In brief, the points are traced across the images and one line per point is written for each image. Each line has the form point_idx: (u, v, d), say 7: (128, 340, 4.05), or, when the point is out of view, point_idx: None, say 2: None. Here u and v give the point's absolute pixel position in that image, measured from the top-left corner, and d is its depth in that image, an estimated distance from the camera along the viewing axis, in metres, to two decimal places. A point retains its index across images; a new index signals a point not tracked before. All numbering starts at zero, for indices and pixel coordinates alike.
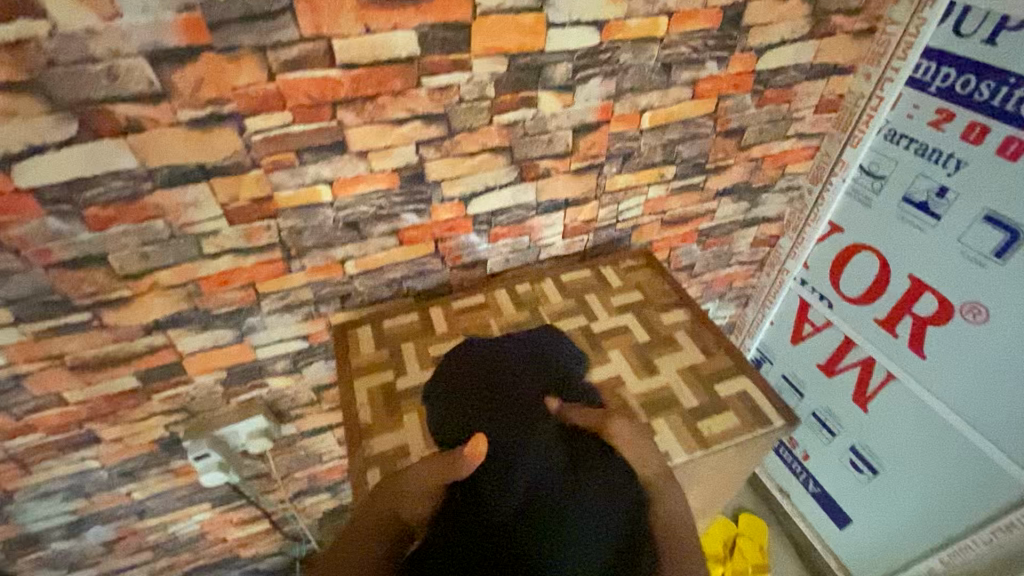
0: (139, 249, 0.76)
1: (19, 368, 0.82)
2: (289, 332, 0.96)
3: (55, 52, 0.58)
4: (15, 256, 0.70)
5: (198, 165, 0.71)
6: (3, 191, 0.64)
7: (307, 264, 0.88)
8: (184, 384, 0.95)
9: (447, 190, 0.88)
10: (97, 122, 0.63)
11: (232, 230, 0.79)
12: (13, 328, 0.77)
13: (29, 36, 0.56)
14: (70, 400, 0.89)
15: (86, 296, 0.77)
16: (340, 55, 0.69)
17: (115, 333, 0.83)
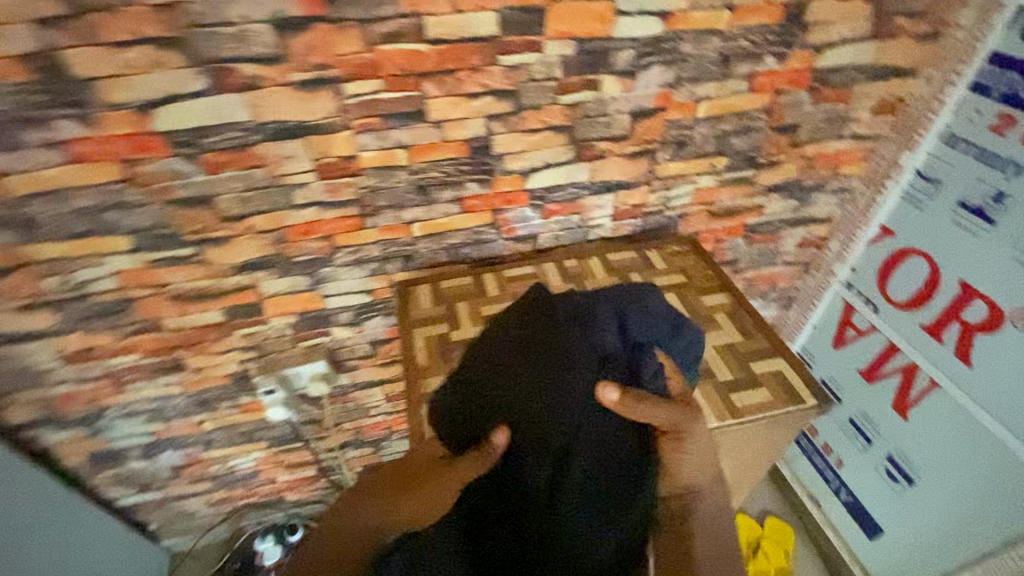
0: (241, 194, 0.86)
1: (128, 293, 0.93)
2: (355, 285, 1.05)
3: (199, 14, 0.68)
4: (142, 191, 0.81)
5: (299, 122, 0.81)
6: (141, 131, 0.75)
7: (379, 223, 0.97)
8: (260, 324, 1.05)
9: (511, 164, 0.95)
10: (223, 77, 0.74)
11: (319, 185, 0.89)
12: (129, 257, 0.88)
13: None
14: (165, 329, 1.00)
15: (191, 234, 0.88)
16: (430, 31, 0.77)
17: (210, 271, 0.94)
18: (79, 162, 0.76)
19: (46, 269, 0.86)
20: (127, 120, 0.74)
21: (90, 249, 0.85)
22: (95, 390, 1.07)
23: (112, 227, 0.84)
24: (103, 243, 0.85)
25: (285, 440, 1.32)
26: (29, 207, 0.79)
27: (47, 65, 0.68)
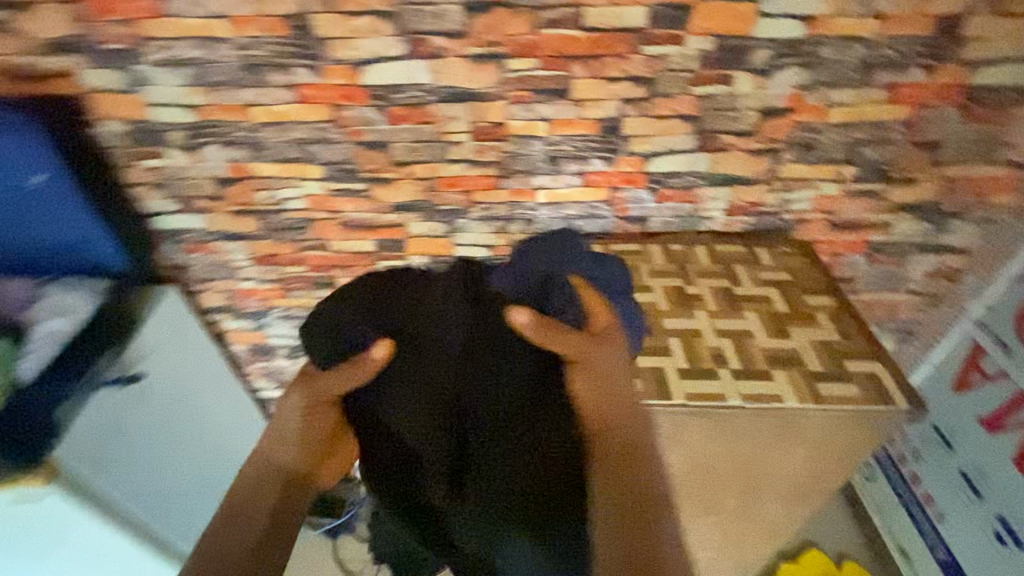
0: (409, 145, 1.04)
1: (310, 215, 1.17)
2: (481, 239, 1.20)
3: None
4: (339, 131, 1.02)
5: (466, 89, 0.96)
6: (350, 82, 0.96)
7: (511, 185, 1.10)
8: (400, 258, 1.25)
9: (637, 147, 1.05)
10: (417, 46, 0.91)
11: (469, 145, 1.04)
12: (318, 184, 1.11)
13: None
14: (328, 249, 1.24)
15: (366, 172, 1.09)
16: (587, 20, 0.89)
17: (373, 205, 1.15)
18: (302, 102, 0.98)
19: (260, 185, 1.11)
20: (344, 73, 0.95)
21: (293, 173, 1.09)
22: (267, 292, 1.34)
23: (312, 157, 1.07)
24: (303, 170, 1.09)
25: None
26: (261, 133, 1.03)
27: (299, 25, 0.89)
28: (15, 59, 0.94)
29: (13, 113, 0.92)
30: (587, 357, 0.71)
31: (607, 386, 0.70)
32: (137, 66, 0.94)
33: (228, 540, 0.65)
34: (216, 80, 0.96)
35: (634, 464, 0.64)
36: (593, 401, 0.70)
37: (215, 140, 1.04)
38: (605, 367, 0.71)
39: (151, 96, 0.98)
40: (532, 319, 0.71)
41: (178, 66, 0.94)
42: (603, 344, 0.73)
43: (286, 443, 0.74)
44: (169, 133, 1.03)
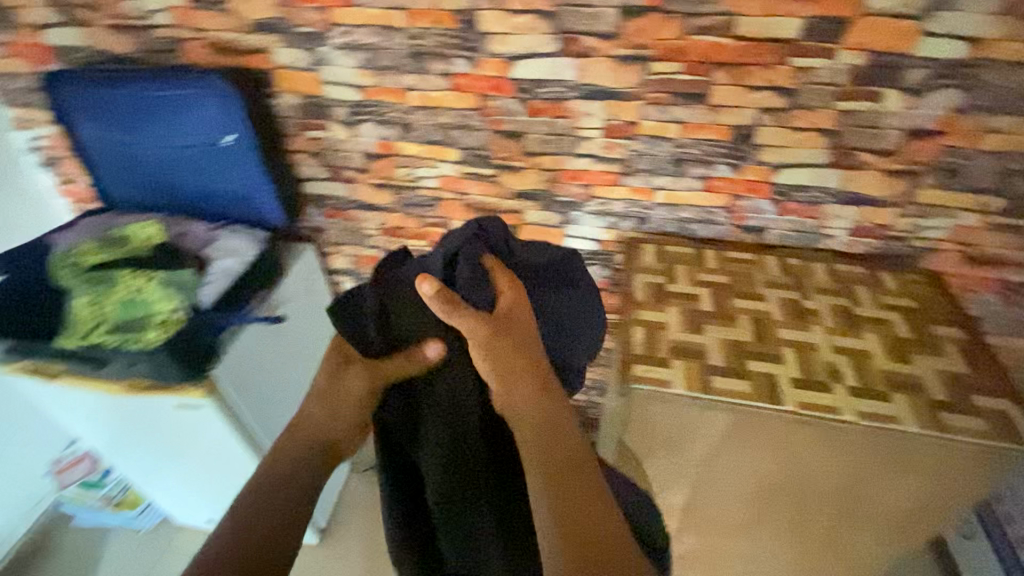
0: (543, 136, 1.10)
1: (439, 194, 1.27)
2: (593, 233, 1.24)
3: None
4: (482, 118, 1.11)
5: (608, 88, 1.02)
6: (501, 74, 1.04)
7: (632, 183, 1.14)
8: None
9: (766, 156, 1.06)
10: (570, 45, 0.98)
11: (600, 142, 1.09)
12: (452, 166, 1.20)
13: None
14: (449, 228, 1.33)
15: (498, 158, 1.16)
16: (739, 29, 0.92)
17: (498, 190, 1.22)
18: (455, 90, 1.08)
19: (402, 162, 1.23)
20: (497, 66, 1.03)
21: (433, 154, 1.19)
22: None
23: (453, 141, 1.16)
24: (442, 152, 1.18)
25: None
26: (412, 115, 1.14)
27: (466, 19, 0.98)
28: (225, 36, 1.11)
29: (224, 83, 1.07)
30: (499, 351, 0.70)
31: (497, 353, 0.70)
32: (321, 48, 1.08)
33: (259, 531, 0.60)
34: (384, 65, 1.07)
35: (568, 478, 0.60)
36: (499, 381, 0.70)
37: (371, 118, 1.16)
38: (520, 362, 0.70)
39: (327, 75, 1.11)
40: (437, 290, 0.69)
41: (354, 50, 1.06)
42: (521, 335, 0.72)
43: (339, 418, 0.75)
44: (334, 108, 1.17)
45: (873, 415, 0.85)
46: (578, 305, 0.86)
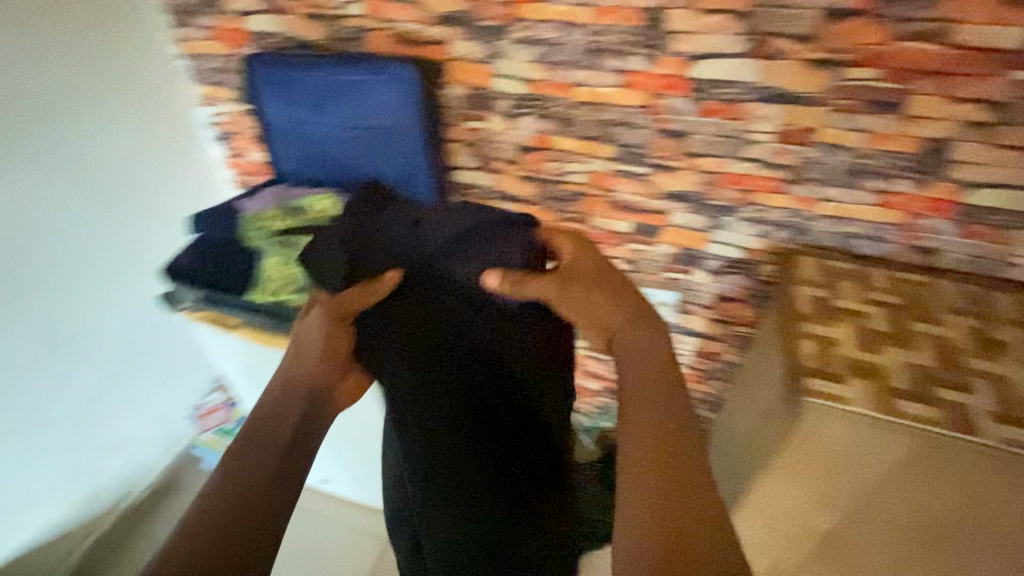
0: (710, 137, 1.09)
1: (584, 190, 1.27)
2: (741, 240, 1.21)
3: None
4: (648, 116, 1.10)
5: (792, 92, 1.00)
6: (679, 73, 1.04)
7: (797, 192, 1.10)
8: (651, 245, 1.30)
9: (959, 173, 0.98)
10: (760, 46, 0.97)
11: (770, 147, 1.07)
12: (604, 163, 1.20)
13: None
14: (586, 225, 1.33)
15: (655, 158, 1.15)
16: (954, 37, 0.87)
17: (648, 190, 1.21)
18: (626, 87, 1.08)
19: (553, 156, 1.24)
20: (677, 65, 1.03)
21: (588, 150, 1.20)
22: None
23: (611, 138, 1.16)
24: (598, 148, 1.18)
25: None
26: (575, 111, 1.16)
27: (655, 18, 0.99)
28: (407, 27, 1.18)
29: (405, 70, 1.17)
30: (585, 297, 0.83)
31: (574, 301, 0.83)
32: (500, 41, 1.12)
33: (227, 492, 0.69)
34: (558, 60, 1.10)
35: (672, 447, 0.67)
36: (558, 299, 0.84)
37: (532, 111, 1.19)
38: (591, 291, 0.83)
39: (500, 67, 1.15)
40: (501, 280, 0.85)
41: (531, 44, 1.10)
42: (582, 284, 0.84)
43: (288, 414, 0.78)
44: (497, 100, 1.21)
45: (999, 436, 0.89)
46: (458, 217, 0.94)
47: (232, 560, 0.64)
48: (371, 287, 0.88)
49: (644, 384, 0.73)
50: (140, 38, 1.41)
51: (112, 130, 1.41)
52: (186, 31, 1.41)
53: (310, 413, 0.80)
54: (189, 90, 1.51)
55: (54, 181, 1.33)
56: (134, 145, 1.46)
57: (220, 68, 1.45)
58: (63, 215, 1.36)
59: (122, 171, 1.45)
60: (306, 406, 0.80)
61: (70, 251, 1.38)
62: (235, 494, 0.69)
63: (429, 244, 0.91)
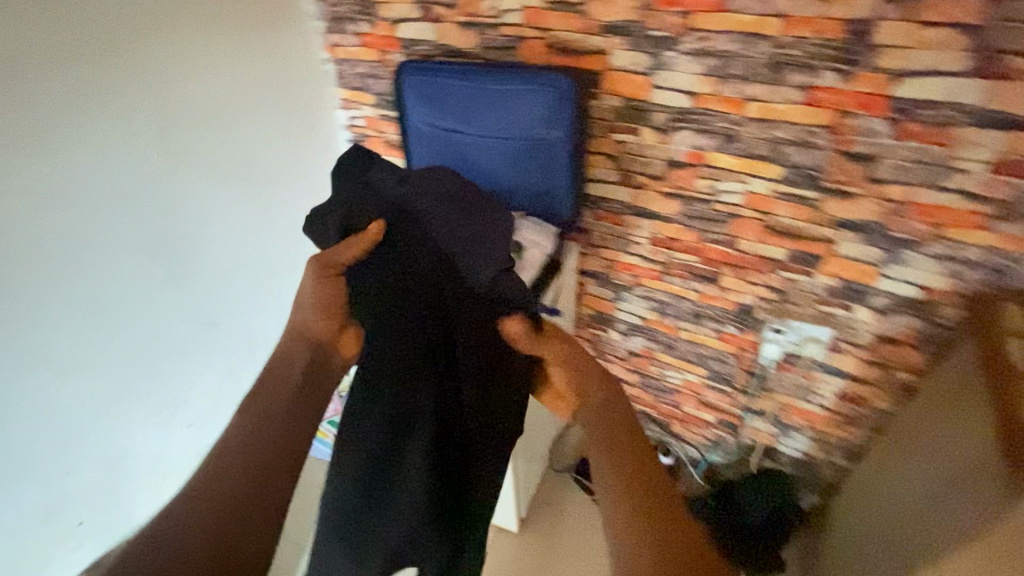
0: (903, 163, 0.98)
1: (737, 212, 1.18)
2: (920, 278, 1.08)
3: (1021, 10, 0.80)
4: (831, 138, 1.00)
5: (1020, 118, 0.87)
6: (878, 92, 0.93)
7: (1004, 229, 0.97)
8: (806, 274, 1.19)
9: None
10: (988, 66, 0.85)
11: (979, 177, 0.94)
12: (768, 184, 1.11)
13: None
14: (733, 248, 1.24)
15: (830, 182, 1.05)
16: None
17: (814, 217, 1.11)
18: (809, 105, 0.99)
19: (708, 173, 1.16)
20: (877, 83, 0.92)
21: (750, 169, 1.11)
22: (645, 271, 1.42)
23: (781, 158, 1.07)
24: (762, 167, 1.10)
25: (722, 379, 1.51)
26: (742, 128, 1.07)
27: (859, 30, 0.89)
28: (566, 36, 1.14)
29: (568, 84, 1.11)
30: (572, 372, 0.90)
31: (582, 372, 0.90)
32: (668, 53, 1.05)
33: (219, 490, 0.74)
34: (732, 73, 1.02)
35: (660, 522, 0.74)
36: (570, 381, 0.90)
37: (692, 127, 1.12)
38: (585, 366, 0.90)
39: (662, 79, 1.09)
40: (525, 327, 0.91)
41: (704, 56, 1.02)
42: (583, 361, 0.91)
43: (283, 378, 0.86)
44: (654, 113, 1.14)
45: None
46: (483, 223, 0.95)
47: (231, 535, 0.71)
48: (369, 235, 0.91)
49: (616, 442, 0.82)
50: (298, 41, 1.46)
51: (274, 130, 1.47)
52: (336, 36, 1.46)
53: (309, 381, 0.87)
54: (334, 89, 1.58)
55: (231, 180, 1.40)
56: (288, 144, 1.52)
57: (364, 73, 1.49)
58: (237, 211, 1.44)
59: (280, 169, 1.52)
60: (308, 364, 0.88)
61: (239, 244, 1.47)
62: (241, 469, 0.76)
63: (430, 211, 0.93)
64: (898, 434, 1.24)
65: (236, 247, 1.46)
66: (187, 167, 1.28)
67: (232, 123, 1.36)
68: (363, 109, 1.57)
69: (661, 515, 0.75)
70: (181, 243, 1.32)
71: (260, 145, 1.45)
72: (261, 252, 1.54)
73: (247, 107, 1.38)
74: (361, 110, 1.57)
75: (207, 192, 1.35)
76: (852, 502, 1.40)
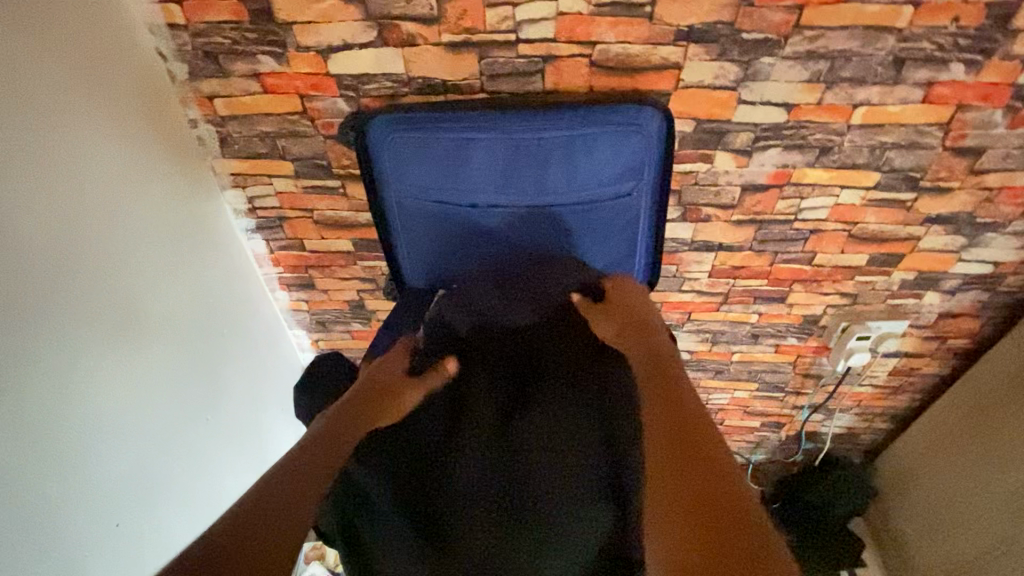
0: (1007, 151, 0.90)
1: (821, 227, 1.04)
2: (998, 255, 1.05)
3: None
4: (941, 135, 0.89)
5: None
6: (1001, 82, 0.81)
7: None
8: (883, 275, 1.11)
9: None
10: None
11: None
12: (860, 193, 0.98)
13: None
14: (809, 264, 1.11)
15: (930, 180, 0.95)
16: None
17: (905, 218, 1.01)
18: (924, 103, 0.85)
19: (792, 193, 0.99)
20: (1004, 71, 0.80)
21: (844, 180, 0.96)
22: (699, 305, 1.23)
23: (881, 163, 0.93)
24: (857, 176, 0.95)
25: (772, 388, 1.43)
26: (843, 137, 0.90)
27: (1002, 13, 0.75)
28: (619, 49, 0.83)
29: (654, 120, 0.82)
30: (642, 330, 0.76)
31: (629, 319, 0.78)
32: (763, 59, 0.82)
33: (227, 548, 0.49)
34: (843, 76, 0.83)
35: (682, 484, 0.52)
36: (637, 334, 0.75)
37: (781, 143, 0.92)
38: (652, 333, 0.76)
39: (752, 93, 0.86)
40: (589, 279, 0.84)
41: (812, 59, 0.81)
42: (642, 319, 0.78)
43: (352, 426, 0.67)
44: (734, 134, 0.91)
45: None
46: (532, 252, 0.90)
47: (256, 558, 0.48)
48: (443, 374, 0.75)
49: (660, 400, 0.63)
50: (138, 100, 0.87)
51: (154, 248, 0.92)
52: (212, 83, 0.91)
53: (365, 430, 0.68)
54: (215, 162, 1.03)
55: (113, 350, 0.85)
56: (176, 259, 0.97)
57: (273, 132, 0.97)
58: (143, 386, 0.91)
59: (180, 299, 0.98)
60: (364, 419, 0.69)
61: (156, 432, 0.95)
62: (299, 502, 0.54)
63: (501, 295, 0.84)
64: (963, 399, 1.24)
65: (150, 445, 0.93)
66: (43, 377, 0.74)
67: (83, 275, 0.79)
68: (275, 183, 1.05)
69: (686, 453, 0.55)
70: (52, 488, 0.77)
71: (143, 284, 0.90)
72: (184, 425, 1.01)
73: (98, 241, 0.81)
74: (273, 185, 1.05)
75: (82, 398, 0.80)
76: (912, 466, 1.39)
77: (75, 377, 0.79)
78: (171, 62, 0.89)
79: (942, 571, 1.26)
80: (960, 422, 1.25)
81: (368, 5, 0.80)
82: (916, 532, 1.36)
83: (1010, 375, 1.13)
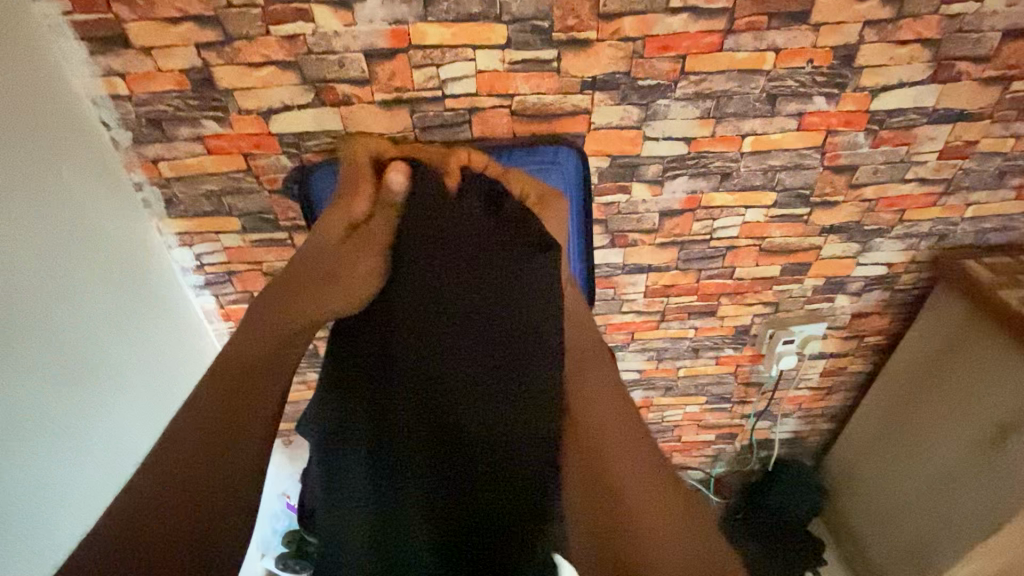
0: (875, 166, 1.04)
1: (734, 243, 1.15)
2: (888, 257, 1.19)
3: (966, 23, 0.88)
4: (820, 156, 1.02)
5: (962, 110, 0.97)
6: (857, 109, 0.96)
7: (949, 202, 1.10)
8: (797, 281, 1.23)
9: None
10: (942, 72, 0.93)
11: (932, 165, 1.04)
12: (762, 211, 1.10)
13: (963, 12, 0.87)
14: (730, 278, 1.21)
15: (819, 196, 1.08)
16: None
17: (805, 229, 1.13)
18: (800, 130, 0.99)
19: (704, 215, 1.10)
20: (858, 100, 0.95)
21: (747, 201, 1.08)
22: (640, 324, 1.29)
23: (775, 184, 1.06)
24: (757, 197, 1.08)
25: (720, 399, 1.47)
26: (738, 163, 1.03)
27: (846, 54, 0.90)
28: (535, 99, 0.93)
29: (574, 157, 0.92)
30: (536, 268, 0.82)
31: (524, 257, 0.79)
32: (660, 101, 0.94)
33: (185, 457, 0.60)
34: (728, 112, 0.96)
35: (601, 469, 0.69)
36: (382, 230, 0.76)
37: (687, 172, 1.04)
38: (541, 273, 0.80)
39: (655, 128, 0.97)
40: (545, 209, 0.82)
41: (700, 99, 0.94)
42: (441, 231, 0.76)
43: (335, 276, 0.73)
44: (646, 167, 1.02)
45: None
46: None
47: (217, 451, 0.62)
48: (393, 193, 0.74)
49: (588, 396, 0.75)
50: (89, 170, 0.91)
51: (93, 299, 0.90)
52: (156, 147, 0.96)
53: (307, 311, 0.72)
54: (161, 222, 1.06)
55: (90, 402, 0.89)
56: (113, 312, 0.95)
57: (218, 190, 1.01)
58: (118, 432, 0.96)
59: (121, 352, 0.96)
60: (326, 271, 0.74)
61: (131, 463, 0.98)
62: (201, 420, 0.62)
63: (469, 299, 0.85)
64: (880, 392, 1.37)
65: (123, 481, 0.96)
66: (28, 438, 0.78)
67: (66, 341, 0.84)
68: (222, 239, 1.08)
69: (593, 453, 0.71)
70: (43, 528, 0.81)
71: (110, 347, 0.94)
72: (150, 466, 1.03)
73: (45, 305, 0.81)
74: (220, 241, 1.09)
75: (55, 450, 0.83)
76: (840, 458, 1.52)
77: (13, 443, 0.75)
78: (114, 129, 0.93)
79: (891, 560, 1.34)
80: (877, 410, 1.38)
81: (305, 71, 0.88)
82: (866, 525, 1.41)
83: (918, 363, 1.25)
